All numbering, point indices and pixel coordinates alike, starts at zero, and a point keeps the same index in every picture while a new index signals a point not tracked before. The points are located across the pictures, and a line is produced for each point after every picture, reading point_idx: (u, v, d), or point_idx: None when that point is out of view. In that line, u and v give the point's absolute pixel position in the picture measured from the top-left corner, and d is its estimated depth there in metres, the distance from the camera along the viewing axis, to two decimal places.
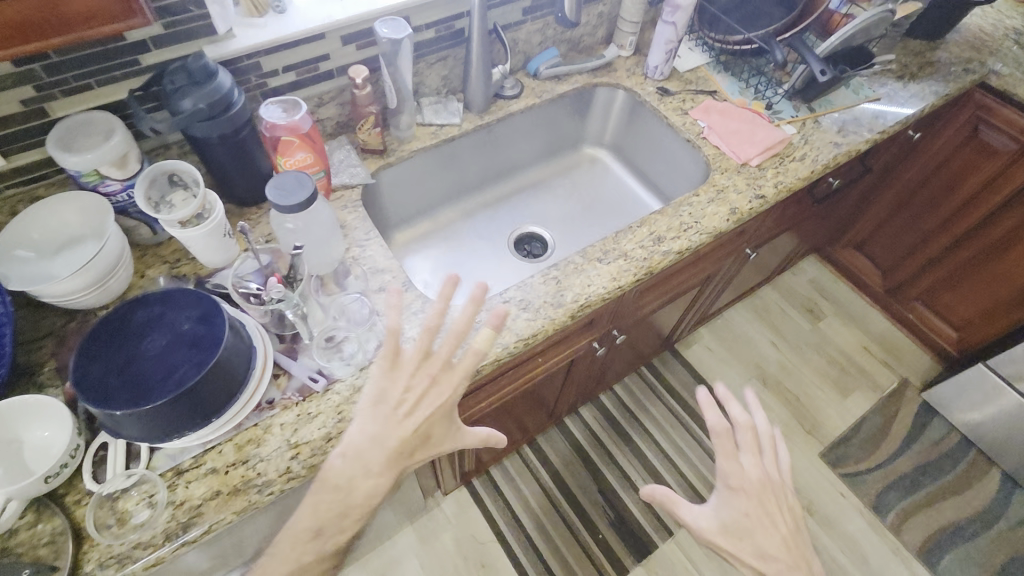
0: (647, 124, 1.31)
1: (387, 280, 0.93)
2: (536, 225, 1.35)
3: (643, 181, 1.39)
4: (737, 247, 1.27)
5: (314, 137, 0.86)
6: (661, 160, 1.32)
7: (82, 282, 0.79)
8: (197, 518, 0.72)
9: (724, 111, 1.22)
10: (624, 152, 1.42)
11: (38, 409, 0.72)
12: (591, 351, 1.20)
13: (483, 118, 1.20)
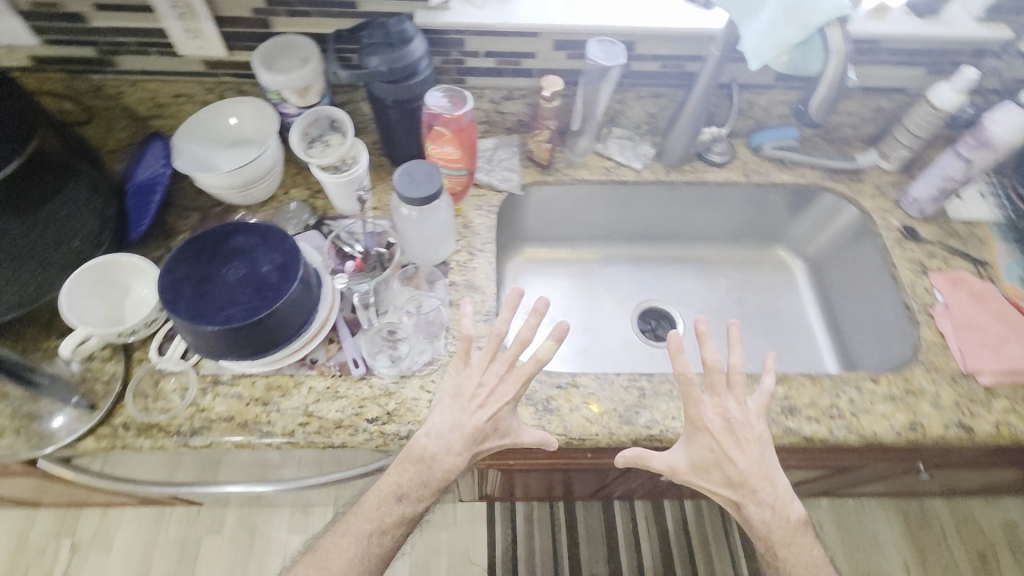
0: (867, 262, 1.03)
1: (475, 301, 0.88)
2: (678, 307, 1.17)
3: (830, 321, 1.12)
4: (906, 459, 0.96)
5: (468, 135, 0.83)
6: (863, 311, 1.04)
7: (231, 182, 0.86)
8: (205, 430, 0.76)
9: (977, 295, 0.91)
10: (825, 277, 1.15)
11: (139, 268, 0.82)
12: (657, 470, 1.03)
13: (671, 173, 1.04)
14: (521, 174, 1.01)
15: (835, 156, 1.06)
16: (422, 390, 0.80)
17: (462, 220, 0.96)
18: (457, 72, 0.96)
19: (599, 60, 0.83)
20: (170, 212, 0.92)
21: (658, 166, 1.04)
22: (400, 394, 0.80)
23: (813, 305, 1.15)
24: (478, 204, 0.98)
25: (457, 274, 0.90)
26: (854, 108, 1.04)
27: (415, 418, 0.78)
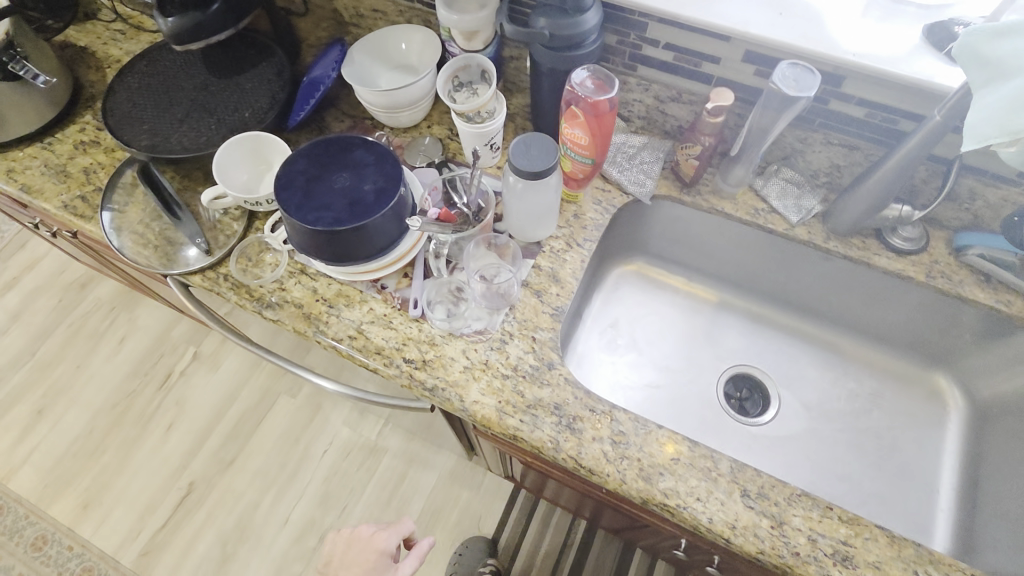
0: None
1: (549, 292, 0.85)
2: (780, 392, 1.01)
3: (967, 489, 0.88)
4: None
5: (603, 122, 0.77)
6: (1017, 499, 0.80)
7: (382, 101, 0.91)
8: (277, 307, 0.84)
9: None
10: (986, 436, 0.90)
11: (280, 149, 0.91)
12: (676, 542, 0.93)
13: (830, 240, 0.88)
14: (656, 183, 0.93)
15: None
16: (462, 354, 0.80)
17: (574, 208, 0.92)
18: (630, 57, 0.89)
19: (784, 86, 0.71)
20: (331, 112, 1.02)
21: (817, 227, 0.88)
22: (442, 348, 0.81)
23: (954, 461, 0.92)
24: (598, 198, 0.93)
25: (544, 259, 0.87)
26: None
27: (444, 377, 0.79)
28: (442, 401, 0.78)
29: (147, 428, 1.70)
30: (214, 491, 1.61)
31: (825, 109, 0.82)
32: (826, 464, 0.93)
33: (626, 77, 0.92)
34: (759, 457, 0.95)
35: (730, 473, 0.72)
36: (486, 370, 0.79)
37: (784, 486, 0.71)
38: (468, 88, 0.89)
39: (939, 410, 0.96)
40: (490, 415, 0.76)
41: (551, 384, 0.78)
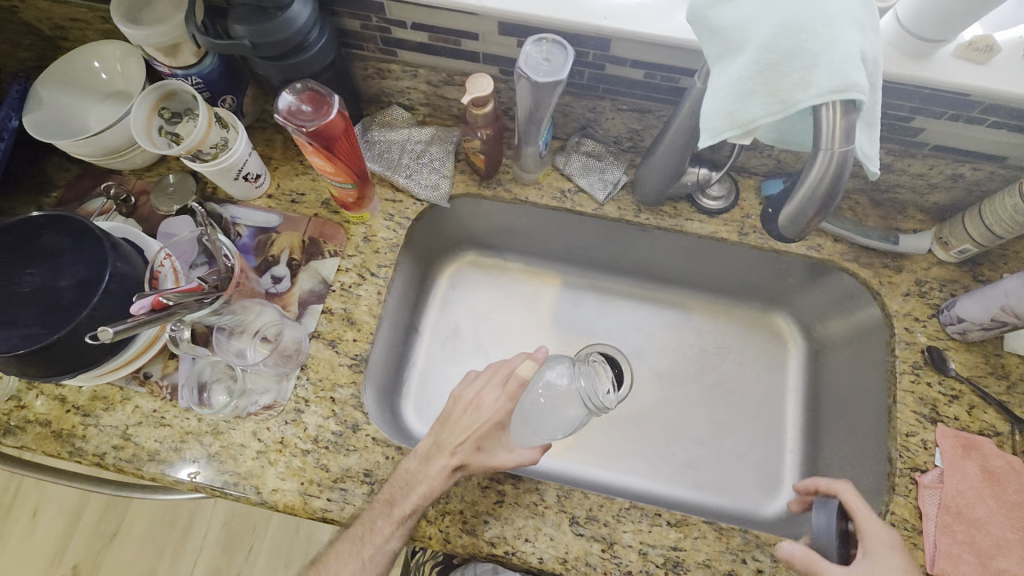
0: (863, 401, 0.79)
1: (345, 339, 0.75)
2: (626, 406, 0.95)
3: (811, 450, 0.90)
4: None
5: (331, 129, 0.61)
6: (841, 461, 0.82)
7: (90, 152, 0.73)
8: (18, 432, 0.70)
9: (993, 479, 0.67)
10: (824, 389, 0.91)
11: None
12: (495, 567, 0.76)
13: (645, 214, 0.81)
14: (453, 181, 0.82)
15: (874, 228, 0.78)
16: (253, 436, 0.70)
17: (363, 229, 0.80)
18: (381, 42, 0.74)
19: (531, 72, 0.60)
20: (51, 161, 0.83)
21: (626, 201, 0.81)
22: (228, 436, 0.70)
23: (797, 422, 0.92)
24: (389, 213, 0.81)
25: (335, 300, 0.76)
26: (921, 171, 0.73)
27: (235, 470, 0.69)
28: (237, 499, 0.68)
29: (9, 521, 1.52)
30: (103, 568, 1.47)
31: (603, 74, 0.71)
32: (671, 457, 0.92)
33: (388, 64, 0.77)
34: (604, 462, 0.92)
35: (557, 503, 0.68)
36: (284, 450, 0.70)
37: (611, 504, 0.68)
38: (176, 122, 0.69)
39: (784, 355, 0.96)
40: (294, 502, 0.68)
41: (358, 449, 0.70)
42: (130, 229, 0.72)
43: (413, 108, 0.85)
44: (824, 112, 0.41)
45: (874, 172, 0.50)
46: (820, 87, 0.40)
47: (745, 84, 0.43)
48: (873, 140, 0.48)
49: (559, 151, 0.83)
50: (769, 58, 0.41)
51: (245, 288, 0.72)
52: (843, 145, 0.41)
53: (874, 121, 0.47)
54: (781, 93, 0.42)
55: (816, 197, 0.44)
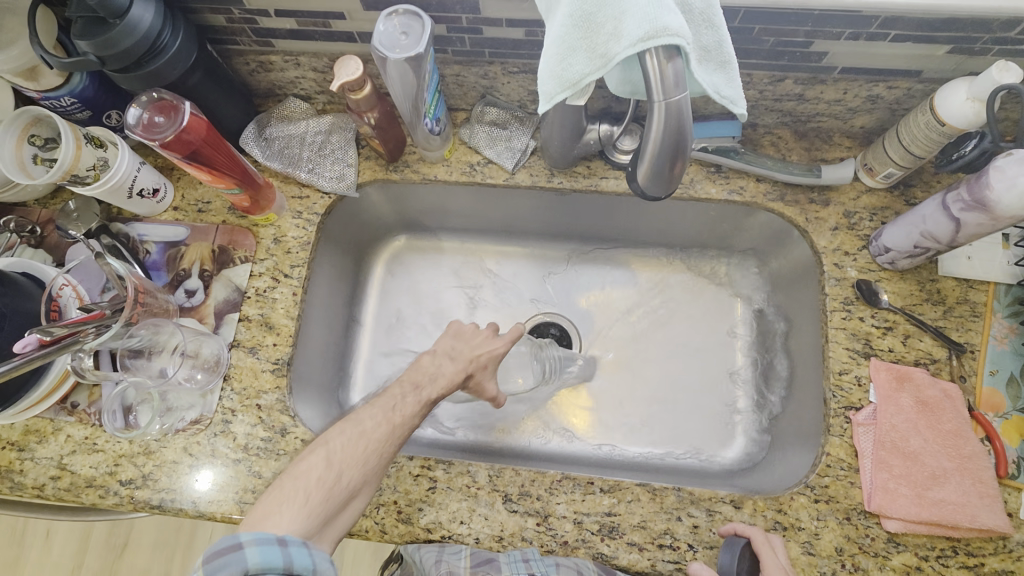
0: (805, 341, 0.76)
1: (265, 345, 0.74)
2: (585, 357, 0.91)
3: (762, 405, 0.86)
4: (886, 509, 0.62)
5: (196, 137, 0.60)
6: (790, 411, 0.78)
7: None
8: None
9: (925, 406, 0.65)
10: (772, 339, 0.86)
11: None
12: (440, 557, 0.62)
13: (559, 177, 0.77)
14: (358, 169, 0.80)
15: (797, 162, 0.74)
16: (184, 452, 0.70)
17: (273, 231, 0.78)
18: (253, 34, 0.71)
19: (385, 50, 0.57)
20: None
21: (537, 165, 0.78)
22: (160, 455, 0.70)
23: (748, 377, 0.88)
24: (296, 210, 0.79)
25: (252, 306, 0.76)
26: (835, 96, 0.69)
27: (170, 486, 0.69)
28: (176, 514, 0.69)
29: (25, 543, 1.54)
30: None
31: (483, 38, 0.67)
32: (625, 419, 0.88)
33: (267, 56, 0.74)
34: (555, 435, 0.87)
35: (489, 483, 0.68)
36: (216, 461, 0.70)
37: (543, 478, 0.67)
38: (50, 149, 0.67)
39: (731, 304, 0.92)
40: (230, 511, 0.68)
41: (288, 453, 0.70)
42: (28, 262, 0.71)
43: (311, 98, 0.82)
44: (649, 60, 0.40)
45: (744, 115, 0.47)
46: (630, 37, 0.40)
47: (566, 40, 0.43)
48: (734, 83, 0.46)
49: (464, 123, 0.79)
50: (583, 12, 0.42)
51: (153, 306, 0.71)
52: (673, 94, 0.40)
53: (729, 62, 0.45)
54: (599, 47, 0.42)
55: (664, 154, 0.42)
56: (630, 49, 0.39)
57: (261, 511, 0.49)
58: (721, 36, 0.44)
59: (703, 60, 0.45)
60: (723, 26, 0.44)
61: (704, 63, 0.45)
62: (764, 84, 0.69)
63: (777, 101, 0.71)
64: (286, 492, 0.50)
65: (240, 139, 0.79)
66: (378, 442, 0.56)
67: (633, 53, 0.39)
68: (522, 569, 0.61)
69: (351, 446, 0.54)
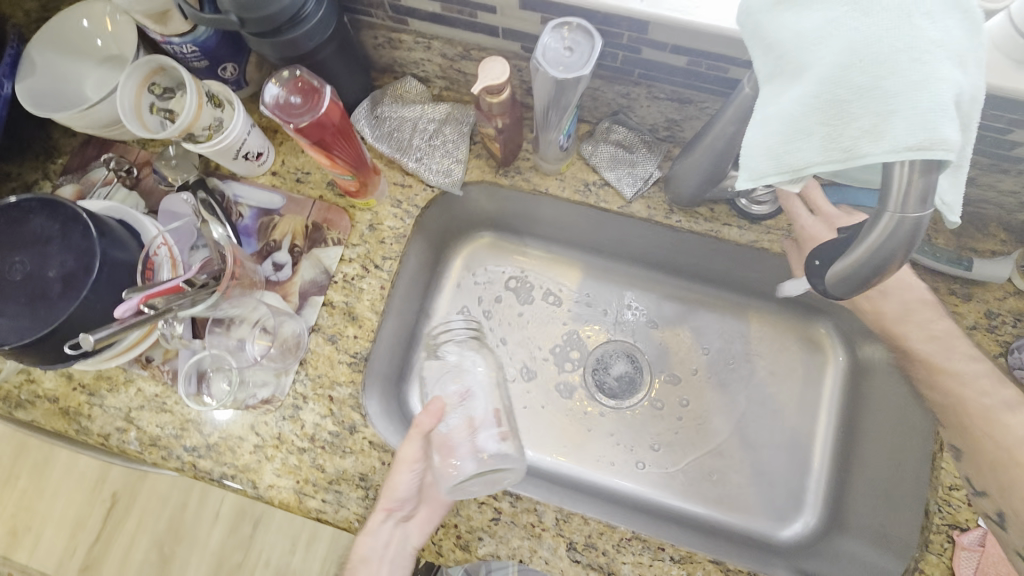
0: (915, 440, 0.71)
1: (346, 334, 0.72)
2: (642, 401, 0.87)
3: (834, 484, 0.80)
4: None
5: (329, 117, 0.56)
6: (873, 503, 0.73)
7: (86, 125, 0.69)
8: (29, 406, 0.71)
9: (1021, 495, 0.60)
10: (861, 419, 0.81)
11: None
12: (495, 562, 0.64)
13: (679, 214, 0.72)
14: (468, 167, 0.76)
15: (945, 249, 0.68)
16: (251, 429, 0.69)
17: (369, 217, 0.75)
18: (391, 9, 0.66)
19: (547, 65, 0.52)
20: (54, 125, 0.80)
21: (657, 198, 0.73)
22: (227, 427, 0.69)
23: (826, 450, 0.83)
24: (397, 198, 0.76)
25: (338, 292, 0.73)
26: (1012, 188, 0.62)
27: (232, 461, 0.68)
28: (235, 489, 0.68)
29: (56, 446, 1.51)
30: (139, 500, 1.49)
31: (639, 58, 0.61)
32: (688, 468, 0.84)
33: (399, 34, 0.69)
34: (611, 470, 0.84)
35: (555, 526, 0.65)
36: (281, 446, 0.68)
37: (612, 532, 0.64)
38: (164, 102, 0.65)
39: (821, 371, 0.86)
40: (289, 499, 0.67)
41: (354, 451, 0.68)
42: (124, 207, 0.69)
43: (429, 81, 0.78)
44: (899, 170, 0.37)
45: (955, 222, 0.42)
46: (894, 141, 0.37)
47: (802, 123, 0.40)
48: (959, 187, 0.40)
49: (586, 138, 0.74)
50: (833, 98, 0.39)
51: (243, 279, 0.68)
52: (913, 209, 0.37)
53: (963, 165, 0.39)
54: (843, 139, 0.39)
55: (869, 262, 0.41)
56: (890, 155, 0.37)
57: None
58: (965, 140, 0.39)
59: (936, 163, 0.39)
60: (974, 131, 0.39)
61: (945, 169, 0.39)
62: None
63: None
64: None
65: (352, 114, 0.76)
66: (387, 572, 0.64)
67: (891, 160, 0.37)
68: None
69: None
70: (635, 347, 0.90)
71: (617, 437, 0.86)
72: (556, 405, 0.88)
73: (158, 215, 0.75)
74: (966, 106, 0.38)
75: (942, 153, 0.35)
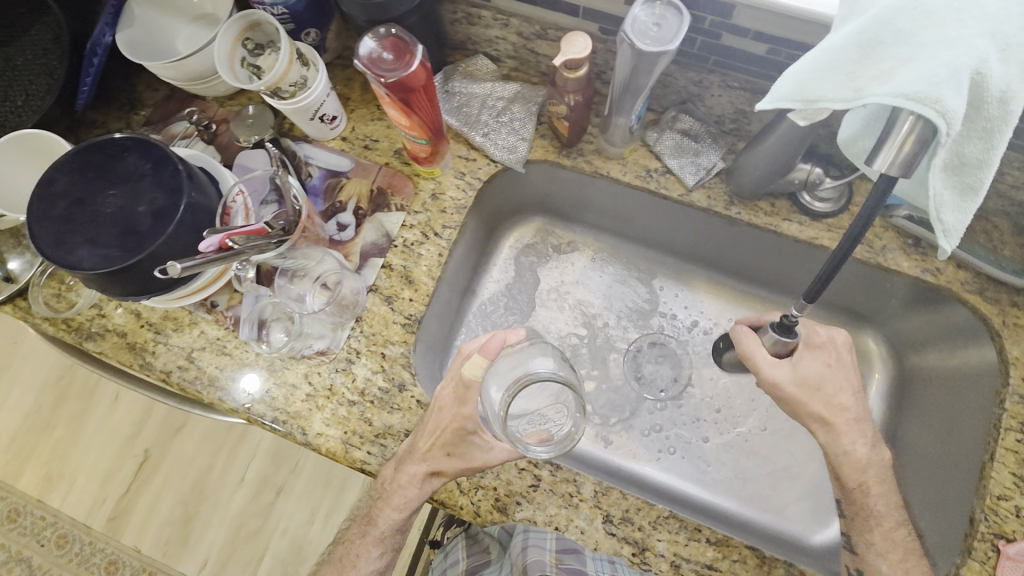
0: (953, 451, 0.69)
1: (402, 296, 0.74)
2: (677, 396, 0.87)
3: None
4: None
5: (411, 79, 0.58)
6: (911, 510, 0.71)
7: (177, 76, 0.73)
8: (97, 337, 0.74)
9: None
10: (904, 431, 0.79)
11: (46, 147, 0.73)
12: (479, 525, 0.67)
13: (739, 205, 0.73)
14: (532, 145, 0.78)
15: (1009, 259, 0.67)
16: (304, 378, 0.71)
17: (432, 186, 0.78)
18: None
19: (636, 39, 0.53)
20: (142, 79, 0.84)
21: (718, 189, 0.74)
22: (281, 375, 0.71)
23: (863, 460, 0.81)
24: (460, 171, 0.78)
25: (397, 256, 0.75)
26: None
27: (284, 407, 0.70)
28: (284, 435, 0.70)
29: (94, 399, 1.58)
30: (169, 458, 1.53)
31: (716, 44, 0.63)
32: (720, 464, 0.84)
33: (479, 10, 0.72)
34: (644, 459, 0.84)
35: (593, 498, 0.66)
36: (332, 397, 0.70)
37: (650, 509, 0.65)
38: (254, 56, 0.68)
39: (864, 382, 0.84)
40: (336, 449, 0.69)
41: (401, 409, 0.70)
42: (205, 156, 0.72)
43: (499, 61, 0.80)
44: (903, 124, 0.38)
45: (946, 254, 0.45)
46: (895, 87, 0.37)
47: (836, 56, 0.42)
48: (963, 214, 0.43)
49: (651, 126, 0.76)
50: (868, 40, 0.40)
51: (311, 234, 0.71)
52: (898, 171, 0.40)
53: (977, 190, 0.42)
54: (862, 80, 0.40)
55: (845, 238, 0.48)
56: (887, 98, 0.37)
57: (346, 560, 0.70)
58: (988, 159, 0.41)
59: (953, 168, 0.42)
60: (999, 150, 0.40)
61: (949, 170, 0.42)
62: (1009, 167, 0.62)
63: None
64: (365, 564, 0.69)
65: None
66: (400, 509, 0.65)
67: (886, 103, 0.37)
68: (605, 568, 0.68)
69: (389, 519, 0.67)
70: (684, 349, 0.90)
71: (652, 427, 0.86)
72: (593, 393, 0.88)
73: (232, 168, 0.78)
74: (995, 107, 0.38)
75: (934, 115, 0.35)
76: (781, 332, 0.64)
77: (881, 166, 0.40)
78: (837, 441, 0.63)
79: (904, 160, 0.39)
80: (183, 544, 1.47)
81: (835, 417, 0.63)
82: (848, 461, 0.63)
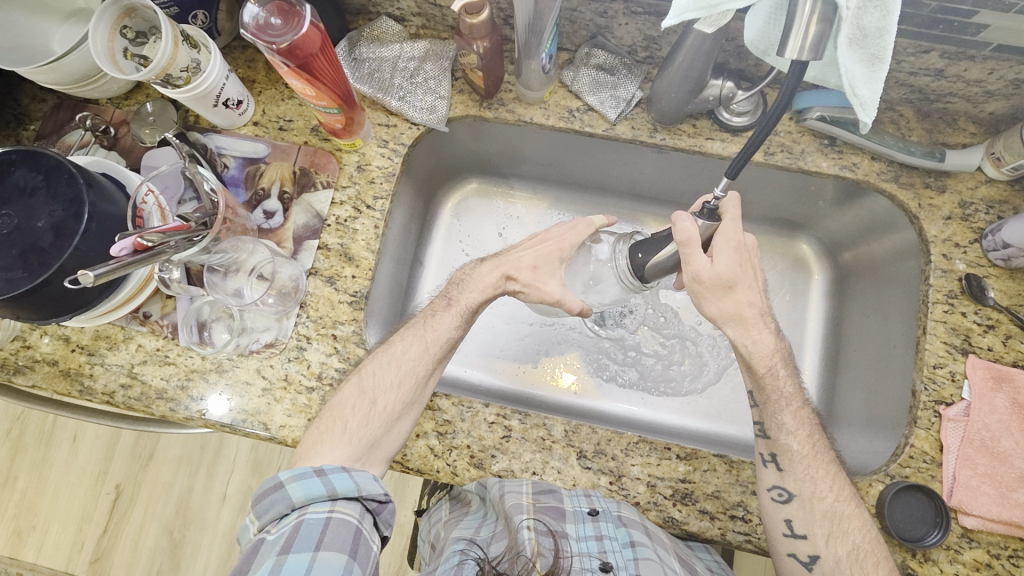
0: (891, 331, 0.74)
1: (343, 275, 0.72)
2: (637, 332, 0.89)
3: (827, 388, 0.82)
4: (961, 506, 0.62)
5: (308, 44, 0.56)
6: (862, 395, 0.76)
7: (57, 81, 0.67)
8: (27, 371, 0.70)
9: (986, 368, 0.65)
10: (847, 326, 0.83)
11: None
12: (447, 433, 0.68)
13: (664, 130, 0.74)
14: (451, 102, 0.76)
15: (918, 144, 0.71)
16: (257, 374, 0.69)
17: (356, 158, 0.75)
18: None
19: None
20: (25, 91, 0.78)
21: (640, 118, 0.74)
22: (232, 374, 0.69)
23: (815, 360, 0.84)
24: (383, 139, 0.76)
25: (332, 235, 0.73)
26: (978, 75, 0.65)
27: (241, 406, 0.68)
28: (246, 434, 0.68)
29: (51, 445, 1.50)
30: (143, 489, 1.47)
31: None
32: (686, 389, 0.86)
33: None
34: (613, 397, 0.86)
35: (565, 438, 0.67)
36: (289, 387, 0.69)
37: (620, 438, 0.67)
38: (138, 45, 0.64)
39: (806, 286, 0.87)
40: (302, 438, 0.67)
41: None
42: (106, 161, 0.68)
43: (405, 20, 0.77)
44: (804, 5, 0.40)
45: (867, 125, 0.47)
46: None
47: None
48: (874, 83, 0.45)
49: (567, 65, 0.75)
50: None
51: (235, 226, 0.68)
52: (813, 55, 0.41)
53: (881, 58, 0.44)
54: None
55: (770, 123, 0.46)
56: None
57: (305, 450, 0.61)
58: (887, 25, 0.43)
59: (857, 42, 0.44)
60: (895, 15, 0.42)
61: (854, 43, 0.44)
62: (906, 54, 0.65)
63: (912, 75, 0.68)
64: (334, 442, 0.61)
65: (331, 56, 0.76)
66: (410, 363, 0.66)
67: None
68: (584, 503, 0.63)
69: (382, 372, 0.65)
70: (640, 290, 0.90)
71: (616, 365, 0.87)
72: (555, 343, 0.89)
73: (139, 171, 0.74)
74: None
75: None
76: (707, 219, 0.61)
77: (794, 53, 0.41)
78: (746, 334, 0.65)
79: (814, 37, 0.40)
80: (175, 571, 1.44)
81: (732, 322, 0.65)
82: (757, 349, 0.65)
